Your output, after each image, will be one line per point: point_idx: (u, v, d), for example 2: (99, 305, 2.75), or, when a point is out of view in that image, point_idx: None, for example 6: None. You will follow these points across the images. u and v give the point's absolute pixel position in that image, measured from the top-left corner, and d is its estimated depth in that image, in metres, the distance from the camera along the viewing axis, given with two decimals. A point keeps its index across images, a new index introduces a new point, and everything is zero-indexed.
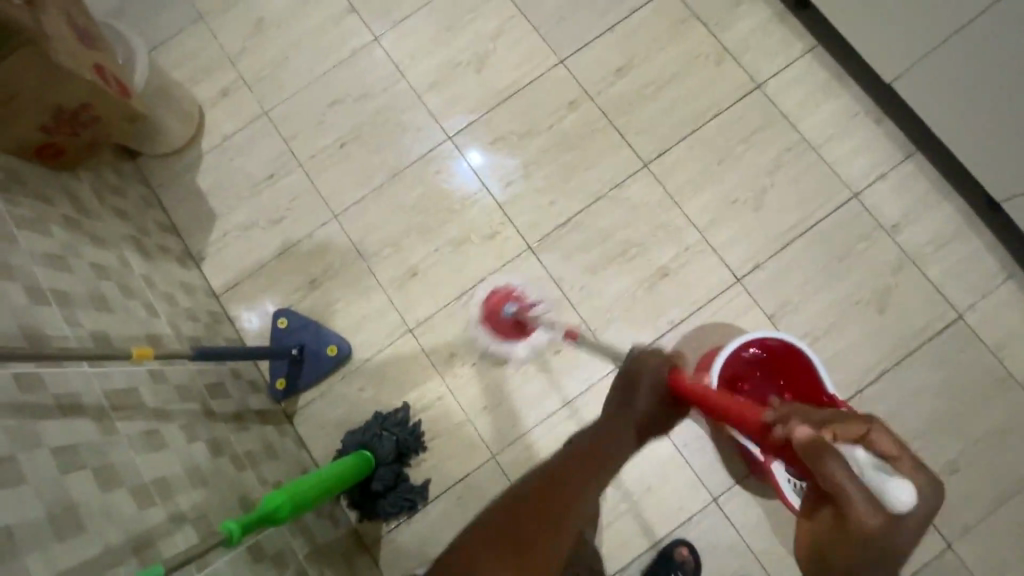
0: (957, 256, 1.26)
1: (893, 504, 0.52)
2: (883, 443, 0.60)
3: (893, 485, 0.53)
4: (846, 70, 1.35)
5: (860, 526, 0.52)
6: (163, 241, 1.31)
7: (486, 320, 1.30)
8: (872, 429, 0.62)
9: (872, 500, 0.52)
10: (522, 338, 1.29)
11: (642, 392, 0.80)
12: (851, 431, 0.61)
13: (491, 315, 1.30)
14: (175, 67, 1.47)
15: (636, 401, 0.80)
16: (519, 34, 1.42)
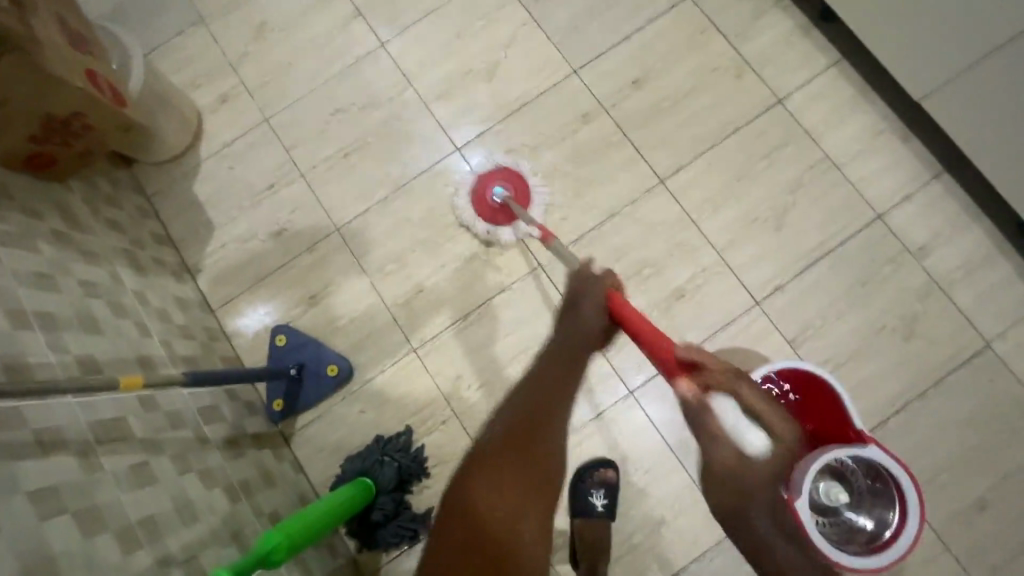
0: (985, 282, 1.21)
1: (739, 444, 0.66)
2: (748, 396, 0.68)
3: (739, 436, 0.69)
4: (871, 86, 1.30)
5: (722, 464, 0.64)
6: (159, 254, 1.26)
7: (473, 200, 1.28)
8: (738, 386, 0.68)
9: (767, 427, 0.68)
10: (505, 225, 1.26)
11: (586, 309, 0.76)
12: (720, 383, 0.68)
13: (481, 200, 1.28)
14: (174, 71, 1.42)
15: (581, 317, 0.76)
16: (532, 43, 1.37)
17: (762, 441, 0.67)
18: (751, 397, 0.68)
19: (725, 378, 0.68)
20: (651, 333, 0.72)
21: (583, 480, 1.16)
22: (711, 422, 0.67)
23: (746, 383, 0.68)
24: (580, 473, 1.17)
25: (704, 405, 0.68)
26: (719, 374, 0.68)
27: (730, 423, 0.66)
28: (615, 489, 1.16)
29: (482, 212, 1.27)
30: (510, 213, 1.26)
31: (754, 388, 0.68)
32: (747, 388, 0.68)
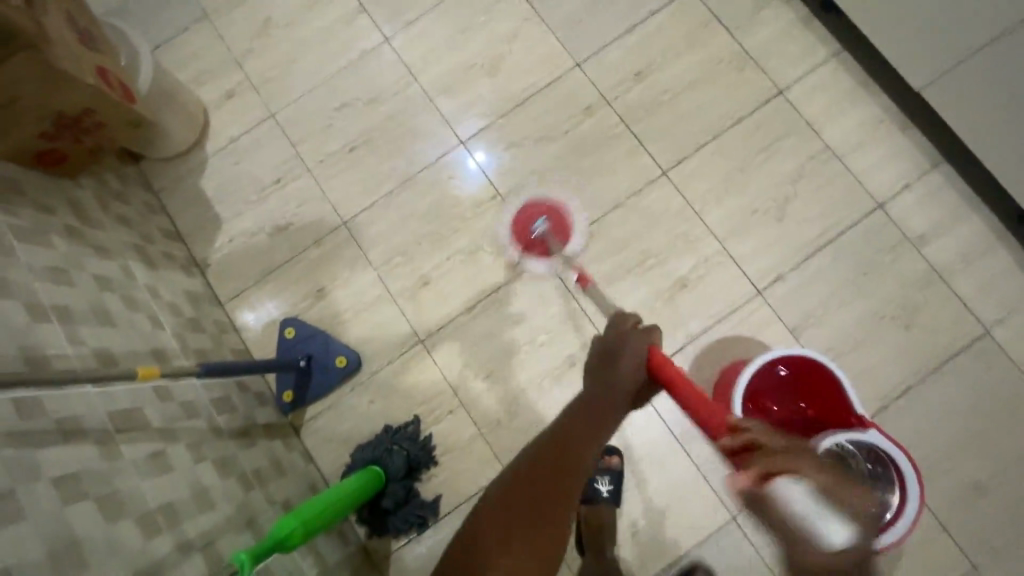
0: (984, 270, 1.23)
1: (815, 527, 0.49)
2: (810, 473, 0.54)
3: (824, 519, 0.49)
4: (872, 76, 1.31)
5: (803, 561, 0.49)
6: (168, 248, 1.28)
7: (515, 224, 1.25)
8: (798, 465, 0.55)
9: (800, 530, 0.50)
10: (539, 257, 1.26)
11: (624, 362, 0.74)
12: (778, 467, 0.55)
13: (521, 227, 1.25)
14: (179, 67, 1.43)
15: (617, 372, 0.73)
16: (535, 36, 1.38)
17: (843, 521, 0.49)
18: (819, 476, 0.53)
19: (782, 462, 0.56)
20: (699, 404, 0.69)
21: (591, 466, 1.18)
22: (772, 508, 0.52)
23: (807, 460, 0.56)
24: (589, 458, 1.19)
25: (766, 490, 0.54)
26: (777, 458, 0.57)
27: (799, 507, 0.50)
28: (621, 476, 1.18)
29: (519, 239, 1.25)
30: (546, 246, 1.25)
31: (816, 465, 0.56)
32: (807, 466, 0.55)
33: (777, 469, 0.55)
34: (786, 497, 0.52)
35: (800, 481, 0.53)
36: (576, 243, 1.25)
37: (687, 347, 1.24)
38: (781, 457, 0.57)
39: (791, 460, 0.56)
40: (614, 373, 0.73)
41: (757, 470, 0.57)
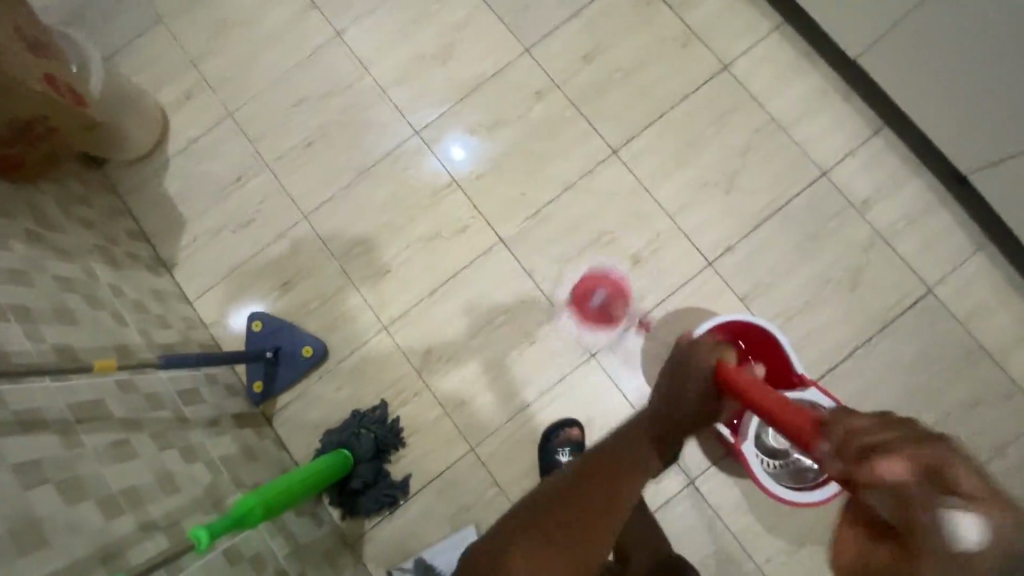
0: (926, 231, 1.26)
1: (963, 544, 0.39)
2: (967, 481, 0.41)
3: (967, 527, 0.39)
4: (814, 47, 1.34)
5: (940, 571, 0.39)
6: (134, 249, 1.31)
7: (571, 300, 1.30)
8: (950, 455, 0.43)
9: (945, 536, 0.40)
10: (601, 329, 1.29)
11: (692, 376, 0.71)
12: (918, 455, 0.43)
13: (580, 302, 1.30)
14: (135, 72, 1.45)
15: (686, 390, 0.70)
16: (483, 24, 1.41)
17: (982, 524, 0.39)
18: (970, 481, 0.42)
19: (925, 448, 0.44)
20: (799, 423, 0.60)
21: (553, 436, 1.23)
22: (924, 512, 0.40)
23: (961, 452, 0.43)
24: (553, 428, 1.24)
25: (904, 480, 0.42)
26: (874, 424, 0.49)
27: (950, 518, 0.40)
28: (581, 446, 1.22)
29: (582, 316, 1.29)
30: (608, 318, 1.29)
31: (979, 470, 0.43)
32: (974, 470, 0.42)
33: (902, 452, 0.44)
34: (938, 507, 0.40)
35: (955, 486, 0.41)
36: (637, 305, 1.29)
37: (643, 319, 1.28)
38: (908, 439, 0.45)
39: (892, 431, 0.47)
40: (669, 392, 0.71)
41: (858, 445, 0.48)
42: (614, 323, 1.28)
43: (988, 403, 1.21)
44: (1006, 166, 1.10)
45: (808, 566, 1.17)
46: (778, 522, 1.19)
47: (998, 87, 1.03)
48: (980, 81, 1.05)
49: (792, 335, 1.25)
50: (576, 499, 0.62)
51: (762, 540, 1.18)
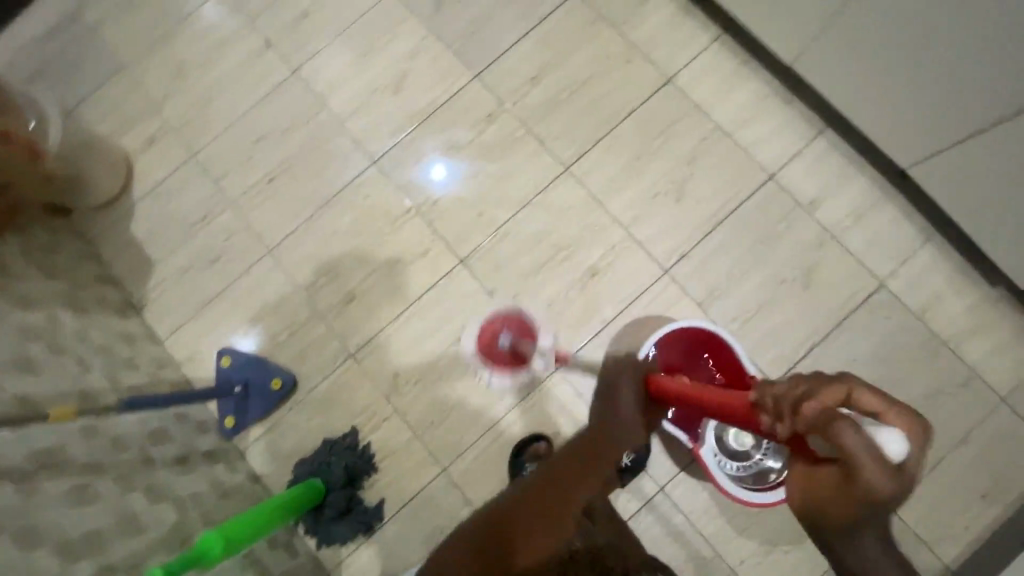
0: (874, 227, 1.29)
1: (889, 453, 0.46)
2: (868, 402, 0.52)
3: (886, 437, 0.47)
4: (753, 55, 1.38)
5: (874, 477, 0.45)
6: (101, 293, 1.33)
7: (480, 352, 1.31)
8: (852, 387, 0.53)
9: (876, 453, 0.46)
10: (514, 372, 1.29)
11: (623, 395, 0.87)
12: (832, 396, 0.53)
13: (488, 352, 1.31)
14: (99, 120, 1.49)
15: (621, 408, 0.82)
16: (433, 53, 1.45)
17: (897, 433, 0.47)
18: (877, 402, 0.52)
19: (833, 386, 0.54)
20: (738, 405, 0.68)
21: (523, 451, 1.24)
22: (858, 436, 0.46)
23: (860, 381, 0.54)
24: (522, 444, 1.25)
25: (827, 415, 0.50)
26: (794, 386, 0.58)
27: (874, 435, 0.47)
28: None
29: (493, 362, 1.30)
30: (521, 355, 1.30)
31: (876, 391, 0.53)
32: (876, 395, 0.52)
33: (820, 397, 0.54)
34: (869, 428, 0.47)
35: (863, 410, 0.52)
36: (546, 342, 1.30)
37: (604, 330, 1.30)
38: (824, 383, 0.55)
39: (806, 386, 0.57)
40: (616, 404, 0.84)
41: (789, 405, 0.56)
42: (529, 358, 1.30)
43: (947, 391, 1.22)
44: (944, 158, 1.12)
45: (782, 566, 1.18)
46: (749, 524, 1.19)
47: (925, 84, 1.05)
48: (907, 79, 1.08)
49: (751, 337, 1.27)
50: (562, 501, 0.66)
51: (735, 543, 1.19)
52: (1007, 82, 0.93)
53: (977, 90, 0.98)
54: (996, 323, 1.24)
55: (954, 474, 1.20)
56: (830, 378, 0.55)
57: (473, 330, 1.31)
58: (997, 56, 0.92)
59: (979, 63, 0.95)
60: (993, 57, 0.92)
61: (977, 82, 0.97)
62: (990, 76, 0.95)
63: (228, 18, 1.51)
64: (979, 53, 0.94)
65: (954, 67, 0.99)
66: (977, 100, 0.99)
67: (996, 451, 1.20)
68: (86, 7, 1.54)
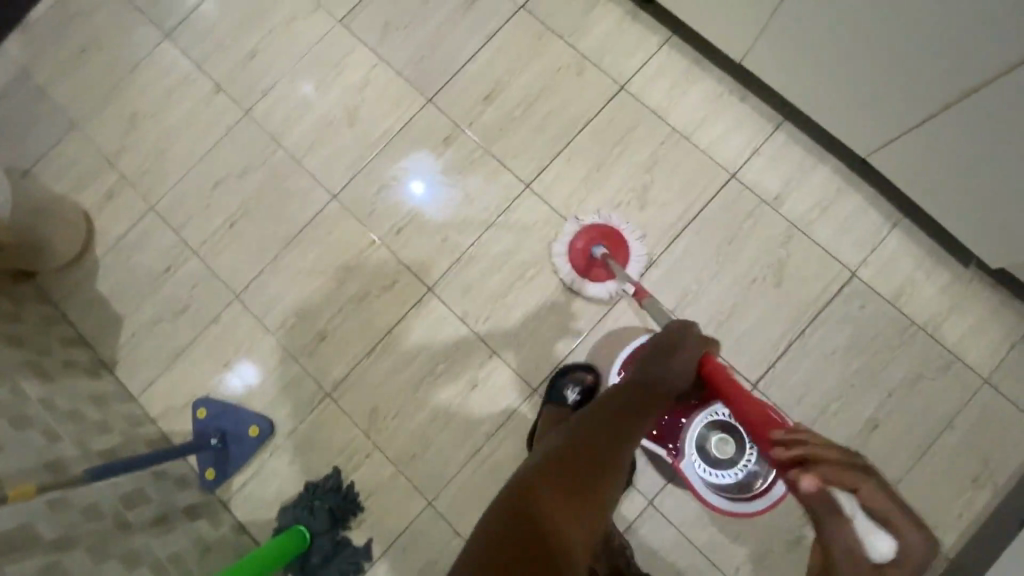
0: (840, 217, 1.28)
1: (871, 552, 0.58)
2: (873, 496, 0.62)
3: (872, 539, 0.58)
4: (703, 54, 1.37)
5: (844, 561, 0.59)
6: (69, 355, 1.32)
7: (572, 248, 1.29)
8: (862, 482, 0.64)
9: (854, 544, 0.59)
10: (598, 282, 1.28)
11: (677, 357, 0.90)
12: (841, 481, 0.65)
13: (579, 256, 1.28)
14: (55, 180, 1.48)
15: (672, 364, 0.89)
16: (385, 81, 1.44)
17: (888, 541, 0.58)
18: (885, 500, 0.62)
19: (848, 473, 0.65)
20: (757, 416, 0.83)
21: (569, 373, 1.23)
22: (843, 525, 0.61)
23: (873, 480, 0.64)
24: (568, 367, 1.25)
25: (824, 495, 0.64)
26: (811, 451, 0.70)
27: (860, 527, 0.60)
28: (592, 390, 1.20)
29: (579, 264, 1.28)
30: (604, 270, 1.28)
31: (890, 495, 0.63)
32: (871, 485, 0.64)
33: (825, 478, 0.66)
34: (853, 517, 0.61)
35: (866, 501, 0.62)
36: (633, 267, 1.28)
37: (578, 346, 1.29)
38: (839, 464, 0.67)
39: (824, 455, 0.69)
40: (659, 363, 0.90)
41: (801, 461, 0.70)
42: (608, 277, 1.28)
43: (927, 376, 1.21)
44: (913, 137, 1.08)
45: (778, 570, 1.16)
46: (741, 530, 1.18)
47: (885, 64, 1.01)
48: (866, 60, 1.03)
49: (727, 339, 1.26)
50: (585, 470, 0.69)
51: (728, 550, 1.18)
52: (968, 55, 0.88)
53: (939, 65, 0.93)
54: (972, 302, 1.22)
55: (943, 460, 1.18)
56: (845, 462, 0.67)
57: (570, 233, 1.29)
58: (954, 30, 0.87)
59: (937, 39, 0.90)
60: (951, 31, 0.87)
61: (931, 62, 0.94)
62: (951, 50, 0.90)
63: (175, 65, 1.50)
64: (936, 28, 0.89)
65: (913, 45, 0.94)
66: (940, 76, 0.95)
67: (983, 433, 1.18)
68: (33, 67, 1.53)
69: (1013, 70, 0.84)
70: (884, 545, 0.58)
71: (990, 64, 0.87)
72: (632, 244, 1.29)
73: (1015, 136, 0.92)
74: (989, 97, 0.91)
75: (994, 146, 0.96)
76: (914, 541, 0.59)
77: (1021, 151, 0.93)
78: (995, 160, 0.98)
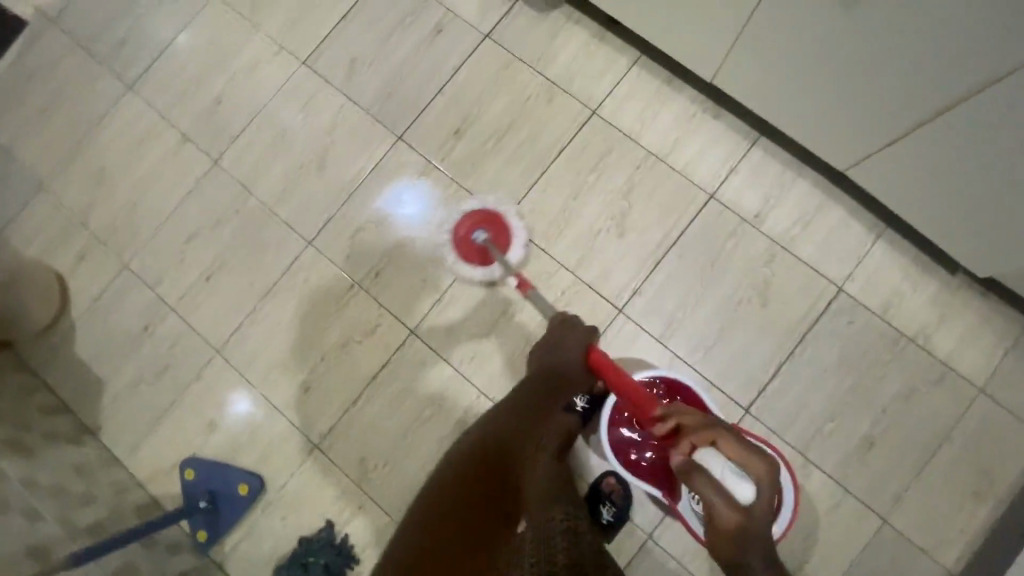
0: (823, 231, 1.25)
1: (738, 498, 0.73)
2: (727, 447, 0.79)
3: (732, 484, 0.74)
4: (673, 74, 1.34)
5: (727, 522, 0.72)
6: (51, 425, 1.30)
7: (455, 237, 1.29)
8: (721, 438, 0.80)
9: (728, 500, 0.72)
10: (483, 267, 1.28)
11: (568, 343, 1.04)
12: (705, 441, 0.81)
13: (462, 244, 1.29)
14: (26, 244, 1.45)
15: (567, 352, 1.03)
16: (352, 121, 1.41)
17: (747, 484, 0.74)
18: (735, 450, 0.78)
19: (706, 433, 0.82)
20: (634, 395, 0.93)
21: None
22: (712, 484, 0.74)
23: (729, 435, 0.81)
24: None
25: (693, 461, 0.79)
26: (690, 426, 0.85)
27: (719, 474, 0.76)
28: (601, 398, 1.19)
29: (462, 251, 1.28)
30: (488, 255, 1.28)
31: (738, 441, 0.79)
32: (731, 441, 0.79)
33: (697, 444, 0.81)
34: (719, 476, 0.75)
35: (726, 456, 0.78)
36: (517, 251, 1.27)
37: None
38: (702, 429, 0.84)
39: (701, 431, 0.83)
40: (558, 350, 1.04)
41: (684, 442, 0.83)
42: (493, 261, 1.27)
43: (923, 389, 1.19)
44: (906, 143, 1.02)
45: None
46: None
47: (875, 67, 0.95)
48: (855, 62, 0.97)
49: (716, 364, 1.24)
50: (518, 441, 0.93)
51: None
52: (968, 58, 0.83)
53: (935, 68, 0.88)
54: (961, 310, 1.20)
55: (943, 473, 1.16)
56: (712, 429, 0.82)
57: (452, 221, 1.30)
58: (952, 30, 0.81)
59: (933, 40, 0.84)
60: (949, 31, 0.82)
61: (913, 76, 0.92)
62: (939, 60, 0.86)
63: (141, 118, 1.48)
64: (922, 38, 0.85)
65: (907, 47, 0.88)
66: (936, 81, 0.89)
67: (981, 444, 1.16)
68: None
69: (1001, 82, 0.82)
70: (745, 485, 0.74)
71: (992, 67, 0.81)
72: (513, 228, 1.29)
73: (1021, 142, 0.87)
74: (988, 101, 0.86)
75: (995, 153, 0.91)
76: (760, 475, 0.75)
77: (1013, 161, 0.90)
78: (997, 166, 0.93)
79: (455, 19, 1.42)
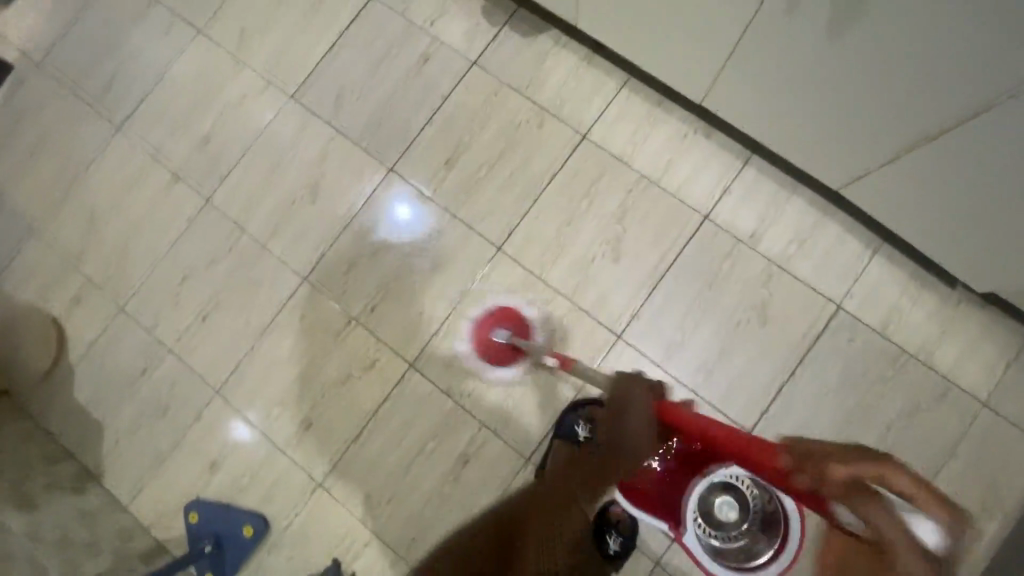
0: (819, 249, 1.25)
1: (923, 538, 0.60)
2: (903, 483, 0.65)
3: (919, 522, 0.61)
4: (663, 94, 1.34)
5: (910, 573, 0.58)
6: (54, 473, 1.29)
7: (479, 348, 1.30)
8: (889, 469, 0.67)
9: (911, 541, 0.60)
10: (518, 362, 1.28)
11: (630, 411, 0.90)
12: (869, 470, 0.68)
13: (489, 350, 1.30)
14: (20, 289, 1.45)
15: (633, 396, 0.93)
16: (343, 154, 1.41)
17: (934, 522, 0.61)
18: (915, 487, 0.64)
19: (869, 463, 0.69)
20: (739, 441, 0.84)
21: (579, 407, 1.22)
22: (887, 514, 0.63)
23: (903, 470, 0.67)
24: (579, 401, 1.23)
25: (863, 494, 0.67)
26: (840, 452, 0.73)
27: (909, 517, 0.62)
28: None
29: (495, 357, 1.29)
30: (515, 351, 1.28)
31: (916, 476, 0.66)
32: (903, 475, 0.66)
33: (855, 471, 0.69)
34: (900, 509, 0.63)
35: (897, 488, 0.65)
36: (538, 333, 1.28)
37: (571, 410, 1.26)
38: (870, 459, 0.69)
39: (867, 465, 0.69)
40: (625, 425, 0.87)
41: (816, 463, 0.75)
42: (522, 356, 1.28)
43: (926, 405, 1.18)
44: (905, 160, 1.01)
45: None
46: None
47: (872, 88, 0.93)
48: (850, 83, 0.95)
49: (718, 387, 1.23)
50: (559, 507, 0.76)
51: None
52: (965, 78, 0.81)
53: (933, 88, 0.86)
54: (961, 324, 1.20)
55: (950, 489, 1.16)
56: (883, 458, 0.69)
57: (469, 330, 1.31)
58: (944, 56, 0.81)
59: (929, 62, 0.83)
60: (940, 56, 0.81)
61: (902, 103, 0.92)
62: (929, 89, 0.86)
63: (131, 159, 1.47)
64: (912, 68, 0.85)
65: (903, 67, 0.86)
66: (934, 101, 0.88)
67: (988, 459, 1.16)
68: None
69: (991, 110, 0.82)
70: (929, 525, 0.61)
71: (988, 89, 0.80)
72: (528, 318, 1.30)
73: (1016, 164, 0.86)
74: (985, 121, 0.84)
75: (991, 174, 0.91)
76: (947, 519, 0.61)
77: (1006, 183, 0.90)
78: (995, 186, 0.92)
79: (442, 47, 1.41)
